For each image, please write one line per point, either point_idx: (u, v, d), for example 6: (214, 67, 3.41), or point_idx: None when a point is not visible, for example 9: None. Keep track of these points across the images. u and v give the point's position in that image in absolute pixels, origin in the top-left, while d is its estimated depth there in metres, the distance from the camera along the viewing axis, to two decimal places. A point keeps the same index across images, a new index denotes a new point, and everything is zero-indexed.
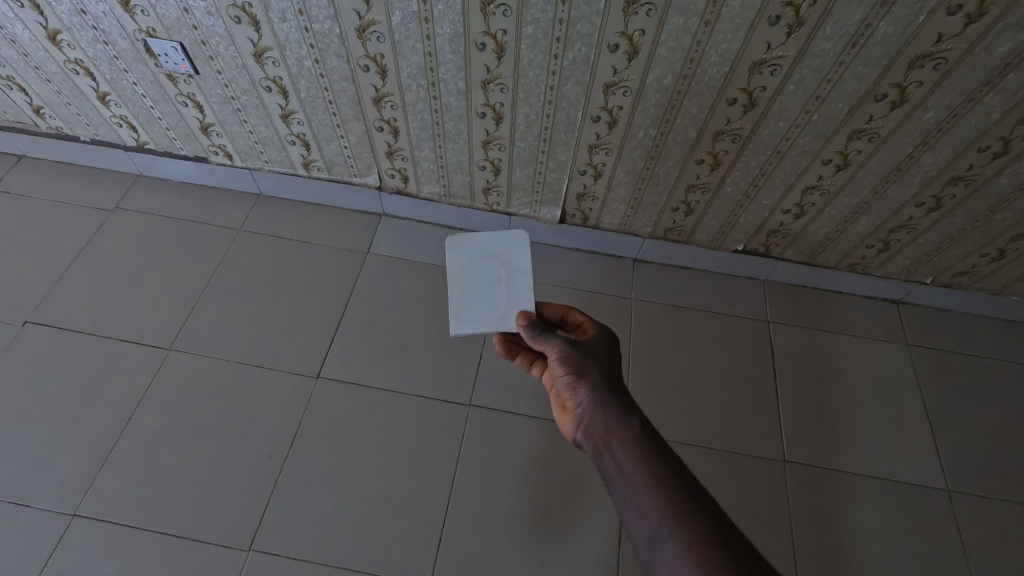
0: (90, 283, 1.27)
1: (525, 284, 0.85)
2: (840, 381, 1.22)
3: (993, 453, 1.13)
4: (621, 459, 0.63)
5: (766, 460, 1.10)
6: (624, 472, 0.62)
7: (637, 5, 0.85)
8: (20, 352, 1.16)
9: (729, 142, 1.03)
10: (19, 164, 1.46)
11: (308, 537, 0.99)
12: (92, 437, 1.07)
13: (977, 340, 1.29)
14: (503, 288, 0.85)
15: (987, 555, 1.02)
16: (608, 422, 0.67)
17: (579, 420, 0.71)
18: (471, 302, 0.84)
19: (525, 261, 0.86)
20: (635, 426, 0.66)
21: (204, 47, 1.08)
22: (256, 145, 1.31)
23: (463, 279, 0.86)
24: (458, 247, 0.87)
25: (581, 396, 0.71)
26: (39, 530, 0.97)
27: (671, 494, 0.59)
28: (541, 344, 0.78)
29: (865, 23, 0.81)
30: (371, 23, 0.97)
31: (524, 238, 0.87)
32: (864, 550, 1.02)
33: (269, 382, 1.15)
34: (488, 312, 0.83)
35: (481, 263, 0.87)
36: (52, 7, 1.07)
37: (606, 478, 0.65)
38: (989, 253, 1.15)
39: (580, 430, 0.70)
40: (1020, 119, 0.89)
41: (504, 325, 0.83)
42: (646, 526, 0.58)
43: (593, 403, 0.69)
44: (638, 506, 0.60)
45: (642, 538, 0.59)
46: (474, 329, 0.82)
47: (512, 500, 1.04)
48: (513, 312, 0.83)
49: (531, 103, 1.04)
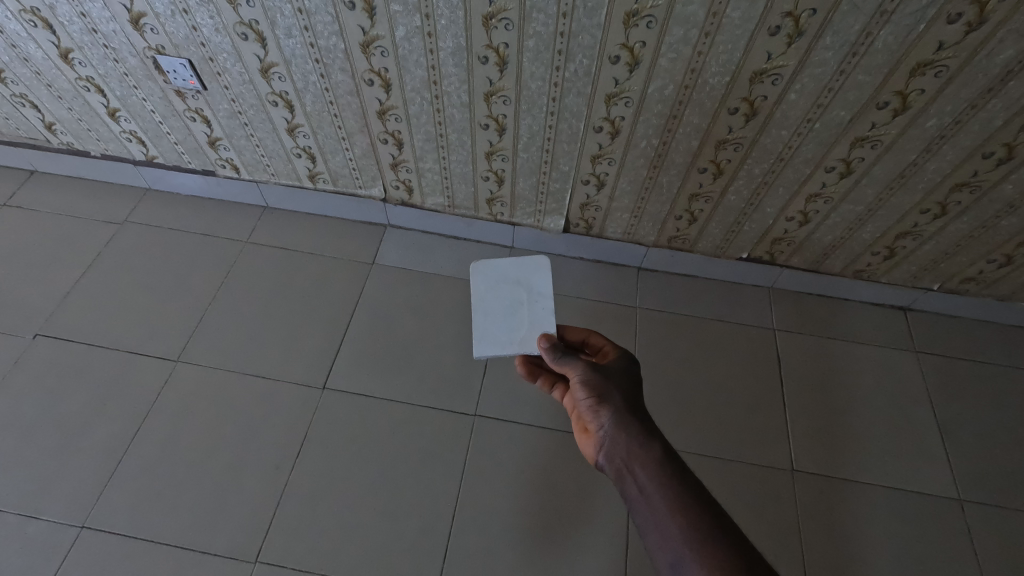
0: (103, 295, 1.28)
1: (546, 307, 0.85)
2: (869, 391, 1.20)
3: (1002, 460, 1.12)
4: (643, 482, 0.62)
5: (782, 470, 1.09)
6: (646, 495, 0.61)
7: (638, 17, 0.86)
8: (36, 359, 1.18)
9: (731, 151, 1.04)
10: (32, 179, 1.49)
11: (311, 549, 0.98)
12: (102, 451, 1.07)
13: (987, 348, 1.28)
14: (525, 311, 0.85)
15: (998, 564, 1.00)
16: (630, 444, 0.66)
17: (600, 443, 0.69)
18: (492, 326, 0.85)
19: (547, 285, 0.86)
20: (656, 449, 0.65)
21: (212, 64, 1.10)
22: (262, 158, 1.33)
23: (486, 302, 0.86)
24: (480, 272, 0.88)
25: (603, 419, 0.70)
26: (52, 538, 0.98)
27: (694, 518, 0.58)
28: (562, 366, 0.77)
29: (865, 32, 0.81)
30: (375, 37, 0.98)
31: (544, 263, 0.87)
32: (876, 559, 1.01)
33: (273, 392, 1.15)
34: (510, 334, 0.84)
35: (503, 288, 0.87)
36: (64, 27, 1.09)
37: (627, 501, 0.63)
38: (996, 259, 1.14)
39: (602, 452, 0.69)
40: None
41: (525, 347, 0.83)
42: (668, 550, 0.57)
43: (615, 427, 0.68)
44: (659, 529, 0.58)
45: (663, 563, 0.57)
46: (498, 352, 0.83)
47: (508, 505, 1.04)
48: (534, 334, 0.84)
49: (534, 114, 1.05)
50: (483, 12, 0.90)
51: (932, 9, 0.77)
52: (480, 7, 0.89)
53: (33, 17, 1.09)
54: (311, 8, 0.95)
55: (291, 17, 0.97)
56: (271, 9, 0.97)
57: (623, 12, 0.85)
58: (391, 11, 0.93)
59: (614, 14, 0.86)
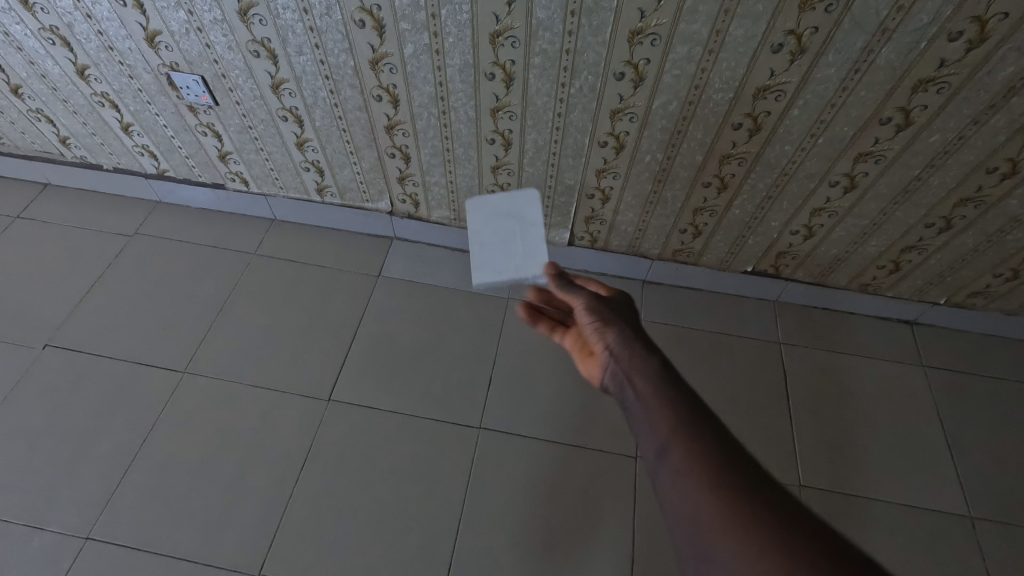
0: (112, 306, 1.29)
1: (538, 236, 0.86)
2: (875, 407, 1.19)
3: (1015, 477, 1.10)
4: (642, 388, 0.53)
5: (789, 486, 1.08)
6: (644, 401, 0.52)
7: (642, 35, 0.87)
8: (45, 369, 1.18)
9: (735, 165, 1.04)
10: (45, 192, 1.51)
11: (314, 563, 0.98)
12: (107, 461, 1.07)
13: (994, 362, 1.26)
14: (519, 240, 0.87)
15: None
16: (636, 355, 0.57)
17: (603, 361, 0.61)
18: (489, 255, 0.86)
19: (538, 215, 0.87)
20: (662, 361, 0.55)
21: (224, 80, 1.12)
22: (271, 172, 1.34)
23: (483, 234, 0.88)
24: (476, 206, 0.88)
25: (608, 336, 0.61)
26: (56, 549, 0.98)
27: (699, 423, 0.48)
28: (568, 297, 0.69)
29: (867, 49, 0.82)
30: (384, 55, 1.00)
31: (535, 195, 0.87)
32: None
33: (278, 404, 1.15)
34: (506, 262, 0.86)
35: (497, 219, 0.88)
36: (81, 44, 1.11)
37: (624, 412, 0.54)
38: (1002, 274, 1.14)
39: (605, 371, 0.60)
40: None
41: (522, 272, 0.85)
42: (663, 450, 0.47)
43: (620, 342, 0.60)
44: (654, 429, 0.49)
45: (655, 463, 0.48)
46: (496, 280, 0.86)
47: (512, 519, 1.03)
48: (530, 260, 0.85)
49: (539, 129, 1.06)
50: (491, 31, 0.92)
51: (933, 29, 0.78)
52: (487, 25, 0.91)
53: (51, 35, 1.11)
54: (322, 26, 0.97)
55: (304, 35, 0.99)
56: (283, 27, 0.99)
57: (627, 30, 0.87)
58: (400, 29, 0.95)
59: (619, 32, 0.87)
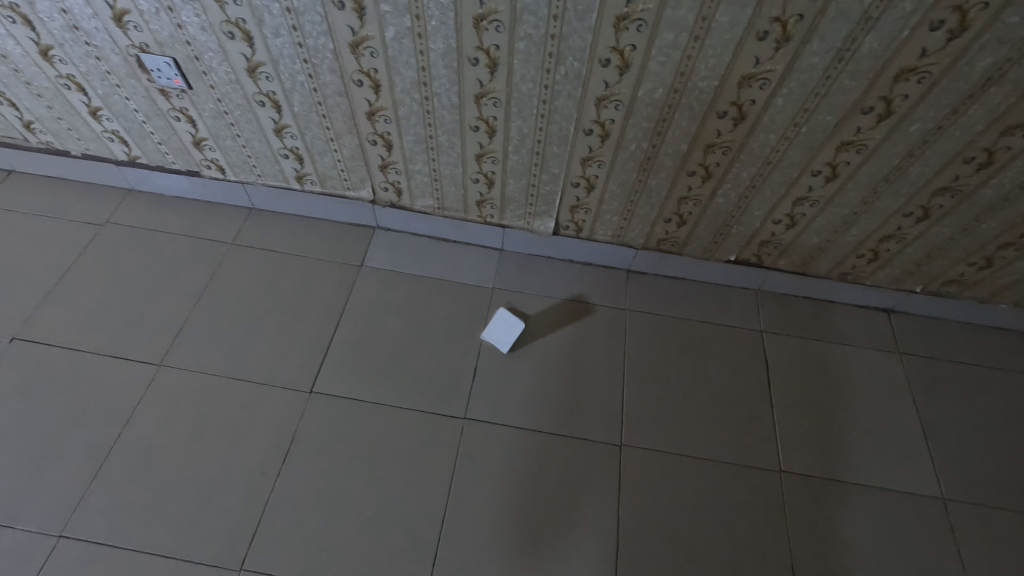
0: (82, 297, 1.25)
1: None
2: (852, 393, 1.22)
3: (985, 458, 1.14)
4: None
5: (769, 470, 1.10)
6: None
7: (628, 20, 0.86)
8: (11, 364, 1.14)
9: (719, 154, 1.05)
10: (9, 179, 1.45)
11: (298, 553, 0.97)
12: (80, 456, 1.05)
13: (967, 348, 1.30)
14: None
15: (982, 558, 1.02)
16: None
17: None
18: None
19: None
20: None
21: (198, 62, 1.08)
22: (249, 159, 1.31)
23: None
24: None
25: None
26: (28, 546, 0.95)
27: None
28: None
29: (851, 38, 0.83)
30: (365, 38, 0.97)
31: None
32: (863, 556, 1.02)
33: (259, 396, 1.13)
34: None
35: None
36: (44, 22, 1.06)
37: None
38: (976, 262, 1.17)
39: None
40: (1003, 131, 0.91)
41: None
42: None
43: None
44: None
45: None
46: None
47: (497, 507, 1.03)
48: None
49: (524, 117, 1.05)
50: (475, 14, 0.90)
51: (915, 18, 0.79)
52: (470, 8, 0.89)
53: (11, 13, 1.06)
54: (299, 7, 0.94)
55: (280, 16, 0.96)
56: (259, 7, 0.96)
57: (613, 15, 0.86)
58: (381, 12, 0.93)
59: (605, 17, 0.86)
